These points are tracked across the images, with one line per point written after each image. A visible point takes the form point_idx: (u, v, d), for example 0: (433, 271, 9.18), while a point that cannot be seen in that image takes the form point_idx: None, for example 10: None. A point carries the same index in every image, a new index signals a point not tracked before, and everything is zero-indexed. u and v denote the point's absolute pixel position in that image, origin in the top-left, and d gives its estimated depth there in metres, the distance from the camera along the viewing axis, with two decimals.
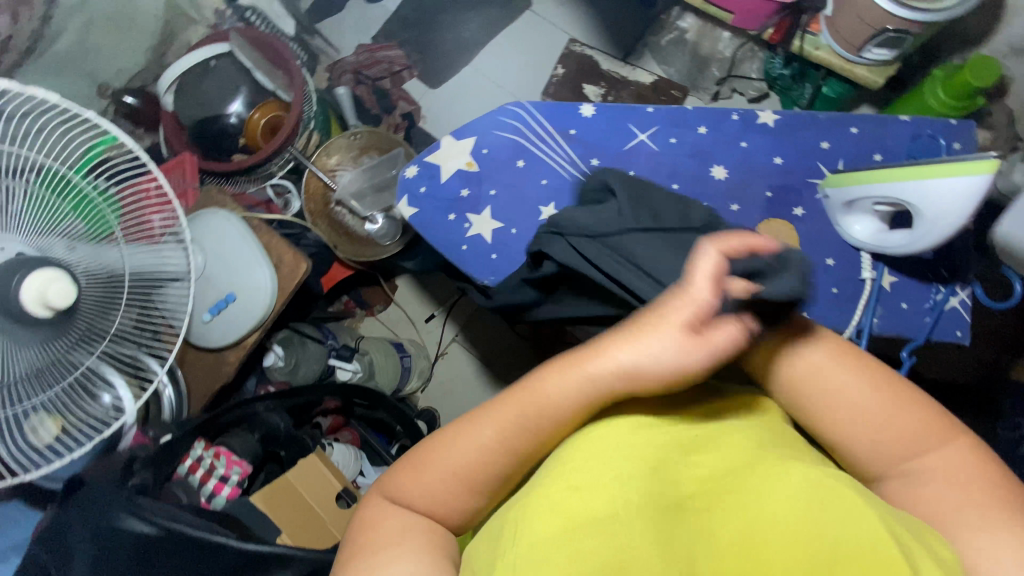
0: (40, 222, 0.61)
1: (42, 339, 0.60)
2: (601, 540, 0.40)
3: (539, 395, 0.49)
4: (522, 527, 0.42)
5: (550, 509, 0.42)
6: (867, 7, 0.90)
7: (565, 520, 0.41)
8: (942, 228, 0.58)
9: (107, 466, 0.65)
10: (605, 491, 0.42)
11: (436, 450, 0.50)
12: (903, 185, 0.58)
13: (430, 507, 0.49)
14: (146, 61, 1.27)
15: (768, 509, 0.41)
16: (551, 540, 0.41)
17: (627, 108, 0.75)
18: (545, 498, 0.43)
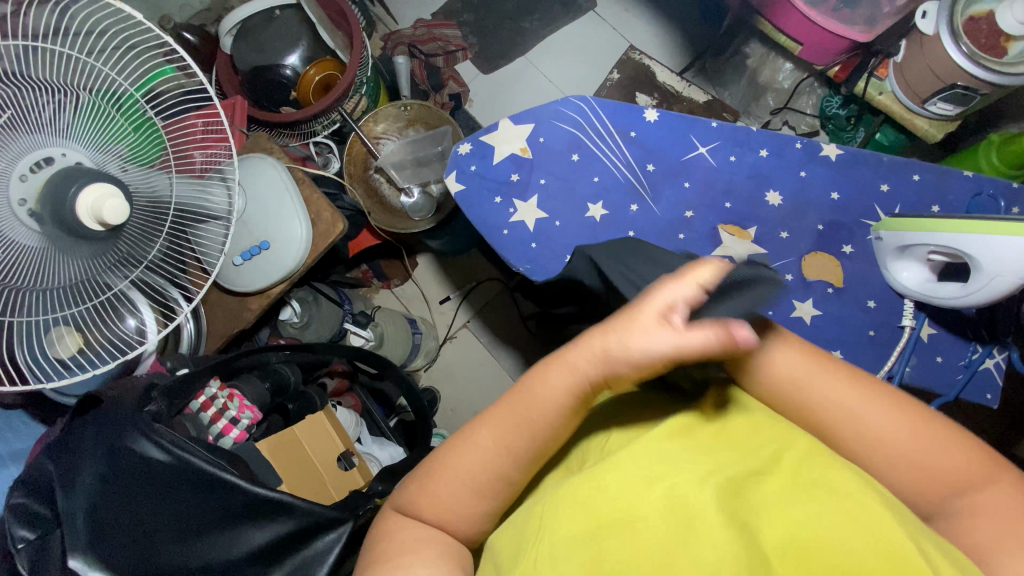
0: (99, 136, 0.61)
1: (86, 252, 0.61)
2: (623, 541, 0.39)
3: (535, 399, 0.48)
4: (546, 520, 0.42)
5: (574, 509, 0.42)
6: (940, 59, 0.90)
7: (595, 521, 0.41)
8: (997, 286, 0.58)
9: (126, 388, 0.65)
10: (639, 489, 0.41)
11: (454, 451, 0.50)
12: (963, 239, 0.58)
13: (446, 518, 0.49)
14: (211, 1, 1.27)
15: (801, 516, 0.40)
16: (580, 539, 0.41)
17: (690, 120, 0.76)
18: (571, 499, 0.43)
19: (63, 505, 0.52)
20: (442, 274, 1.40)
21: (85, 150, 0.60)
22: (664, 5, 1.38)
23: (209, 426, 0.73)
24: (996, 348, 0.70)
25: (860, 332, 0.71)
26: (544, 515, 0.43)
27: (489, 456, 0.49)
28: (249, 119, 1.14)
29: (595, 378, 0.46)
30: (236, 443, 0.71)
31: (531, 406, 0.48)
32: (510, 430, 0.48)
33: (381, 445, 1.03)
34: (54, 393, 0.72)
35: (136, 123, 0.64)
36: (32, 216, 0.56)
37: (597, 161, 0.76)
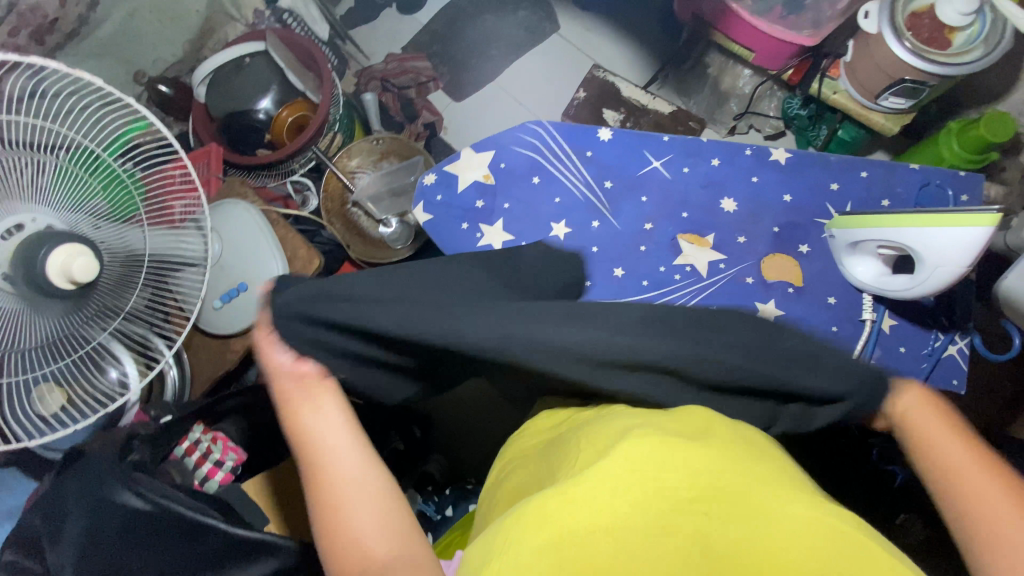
0: (69, 197, 0.63)
1: (60, 310, 0.62)
2: (587, 559, 0.37)
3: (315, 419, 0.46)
4: (512, 539, 0.40)
5: (537, 524, 0.40)
6: (884, 56, 0.93)
7: (557, 539, 0.39)
8: (939, 278, 0.60)
9: (108, 441, 0.66)
10: (596, 502, 0.40)
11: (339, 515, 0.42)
12: (912, 233, 0.60)
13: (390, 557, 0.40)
14: (184, 52, 1.31)
15: (780, 535, 0.38)
16: (540, 555, 0.38)
17: (644, 136, 0.79)
18: (538, 510, 0.41)
19: (51, 560, 0.55)
20: None
21: (56, 211, 0.62)
22: (626, 23, 1.42)
23: (194, 471, 0.74)
24: (958, 334, 0.72)
25: (825, 329, 0.73)
26: (507, 531, 0.41)
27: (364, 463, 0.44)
28: (225, 164, 1.17)
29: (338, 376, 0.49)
30: (223, 487, 0.72)
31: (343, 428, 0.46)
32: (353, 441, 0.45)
33: None
34: (39, 450, 0.73)
35: (105, 182, 0.66)
36: (5, 279, 0.58)
37: (557, 182, 0.78)
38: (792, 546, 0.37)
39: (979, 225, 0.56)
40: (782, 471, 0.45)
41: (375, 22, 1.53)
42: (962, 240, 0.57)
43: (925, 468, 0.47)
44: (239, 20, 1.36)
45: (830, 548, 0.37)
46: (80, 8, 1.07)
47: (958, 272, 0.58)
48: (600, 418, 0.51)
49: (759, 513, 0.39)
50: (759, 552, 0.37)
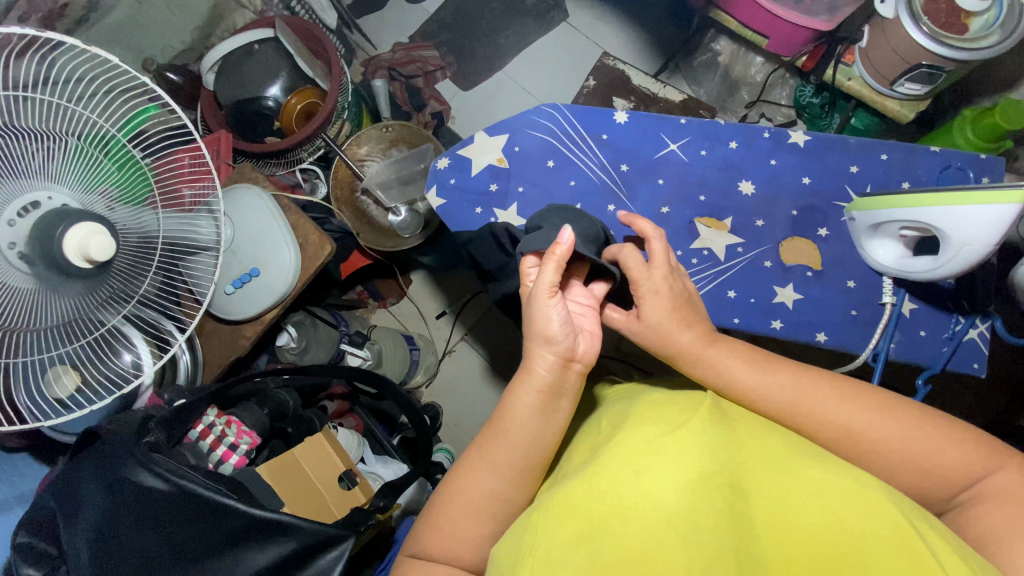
0: (85, 177, 0.63)
1: (76, 291, 0.62)
2: (619, 538, 0.40)
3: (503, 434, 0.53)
4: (543, 524, 0.43)
5: (566, 511, 0.42)
6: (901, 41, 0.92)
7: (587, 521, 0.41)
8: (966, 256, 0.59)
9: (123, 423, 0.66)
10: (628, 483, 0.42)
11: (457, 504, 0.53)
12: (934, 215, 0.60)
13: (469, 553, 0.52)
14: (192, 40, 1.30)
15: (801, 503, 0.41)
16: (571, 539, 0.41)
17: (660, 119, 0.78)
18: (567, 496, 0.43)
19: (67, 538, 0.56)
20: (437, 290, 1.41)
21: (71, 191, 0.62)
22: (636, 11, 1.41)
23: (210, 454, 0.73)
24: (979, 318, 0.72)
25: (843, 313, 0.73)
26: (537, 519, 0.43)
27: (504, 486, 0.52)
28: (235, 152, 1.16)
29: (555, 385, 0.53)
30: (237, 469, 0.72)
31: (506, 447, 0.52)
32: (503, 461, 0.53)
33: (384, 463, 1.03)
34: (54, 433, 0.73)
35: (120, 162, 0.65)
36: (21, 258, 0.58)
37: (572, 166, 0.78)
38: (810, 512, 0.40)
39: (1006, 203, 0.55)
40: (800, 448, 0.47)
41: (382, 11, 1.52)
42: (986, 220, 0.56)
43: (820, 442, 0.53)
44: (247, 8, 1.35)
45: (845, 513, 0.40)
46: None
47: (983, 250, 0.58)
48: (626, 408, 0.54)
49: (790, 497, 0.42)
50: (781, 524, 0.40)
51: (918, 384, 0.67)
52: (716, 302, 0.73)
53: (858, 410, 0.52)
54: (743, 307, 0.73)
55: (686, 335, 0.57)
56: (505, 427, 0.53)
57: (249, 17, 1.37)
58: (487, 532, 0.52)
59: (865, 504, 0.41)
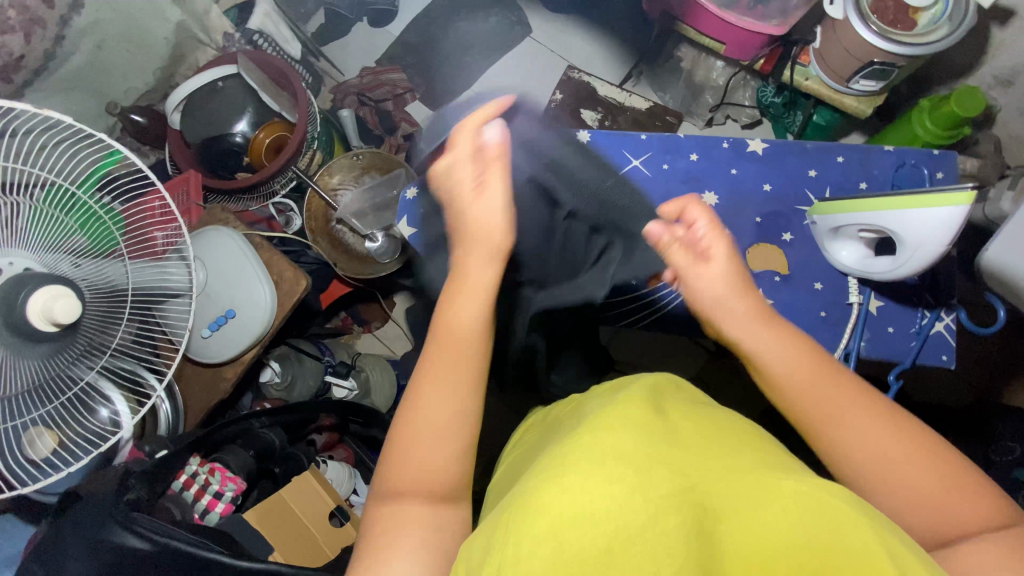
0: (47, 238, 0.63)
1: (45, 354, 0.61)
2: (582, 542, 0.32)
3: (435, 400, 0.52)
4: (504, 538, 0.35)
5: (530, 522, 0.34)
6: (852, 40, 0.94)
7: (548, 529, 0.33)
8: (920, 257, 0.61)
9: (103, 481, 0.65)
10: (591, 484, 0.35)
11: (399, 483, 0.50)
12: (886, 220, 0.62)
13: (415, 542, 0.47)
14: (155, 80, 1.30)
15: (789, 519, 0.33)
16: (530, 546, 0.33)
17: (622, 136, 0.80)
18: (530, 514, 0.35)
19: None
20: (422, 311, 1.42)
21: (34, 254, 0.62)
22: (597, 23, 1.43)
23: (194, 504, 0.73)
24: (943, 311, 0.74)
25: (814, 314, 0.74)
26: (498, 538, 0.35)
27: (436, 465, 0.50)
28: (205, 190, 1.16)
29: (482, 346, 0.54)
30: (223, 518, 0.72)
31: (441, 421, 0.51)
32: (437, 430, 0.51)
33: None
34: (33, 496, 0.72)
35: (83, 220, 0.66)
36: None
37: None
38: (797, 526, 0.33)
39: (955, 205, 0.57)
40: (774, 461, 0.41)
41: (347, 36, 1.53)
42: (933, 222, 0.59)
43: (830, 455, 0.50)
44: (209, 45, 1.35)
45: (835, 524, 0.33)
46: (47, 43, 1.06)
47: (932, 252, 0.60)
48: (596, 406, 0.48)
49: (762, 500, 0.35)
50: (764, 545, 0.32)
51: (891, 381, 0.69)
52: None
53: (886, 440, 0.48)
54: None
55: (749, 299, 0.54)
56: (433, 392, 0.52)
57: (212, 54, 1.37)
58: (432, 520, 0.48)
59: (838, 514, 0.34)
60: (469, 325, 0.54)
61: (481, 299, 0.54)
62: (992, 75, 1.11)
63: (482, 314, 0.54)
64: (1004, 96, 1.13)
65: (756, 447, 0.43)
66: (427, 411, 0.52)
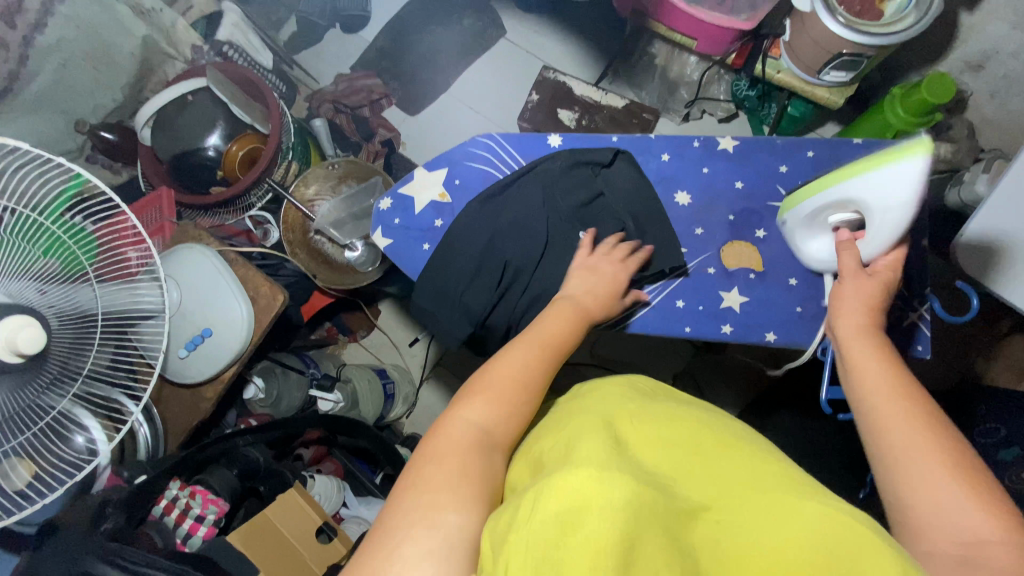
0: (12, 265, 0.62)
1: (11, 384, 0.60)
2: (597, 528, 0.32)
3: (494, 377, 0.53)
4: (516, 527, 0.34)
5: (551, 501, 0.34)
6: (820, 33, 0.94)
7: (566, 517, 0.33)
8: (894, 221, 0.62)
9: (80, 511, 0.64)
10: (610, 479, 0.35)
11: (438, 444, 0.47)
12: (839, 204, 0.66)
13: (439, 494, 0.43)
14: (124, 96, 1.27)
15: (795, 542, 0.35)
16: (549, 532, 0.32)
17: (593, 138, 0.82)
18: (547, 498, 0.34)
19: None
20: (407, 318, 1.41)
21: None
22: (571, 21, 1.43)
23: (176, 530, 0.72)
24: (919, 300, 0.75)
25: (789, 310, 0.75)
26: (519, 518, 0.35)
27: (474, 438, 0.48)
28: (179, 206, 1.15)
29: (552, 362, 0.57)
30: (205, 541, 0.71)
31: (493, 399, 0.51)
32: (488, 403, 0.51)
33: (368, 504, 1.01)
34: (12, 528, 0.71)
35: (46, 246, 0.65)
36: None
37: None
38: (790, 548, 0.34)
39: (914, 157, 0.58)
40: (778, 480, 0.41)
41: (320, 43, 1.51)
42: (887, 182, 0.60)
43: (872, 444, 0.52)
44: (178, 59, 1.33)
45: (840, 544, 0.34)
46: (9, 64, 1.04)
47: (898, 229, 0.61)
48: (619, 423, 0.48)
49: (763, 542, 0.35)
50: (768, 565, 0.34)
51: None
52: (668, 313, 0.77)
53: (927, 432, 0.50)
54: (693, 314, 0.77)
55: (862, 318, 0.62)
56: (492, 373, 0.54)
57: (182, 67, 1.35)
58: (460, 486, 0.44)
59: (852, 535, 0.35)
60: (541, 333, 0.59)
61: (539, 337, 0.58)
62: (963, 59, 1.12)
63: (553, 325, 0.60)
64: (975, 81, 1.14)
65: (763, 467, 0.43)
66: (484, 388, 0.52)
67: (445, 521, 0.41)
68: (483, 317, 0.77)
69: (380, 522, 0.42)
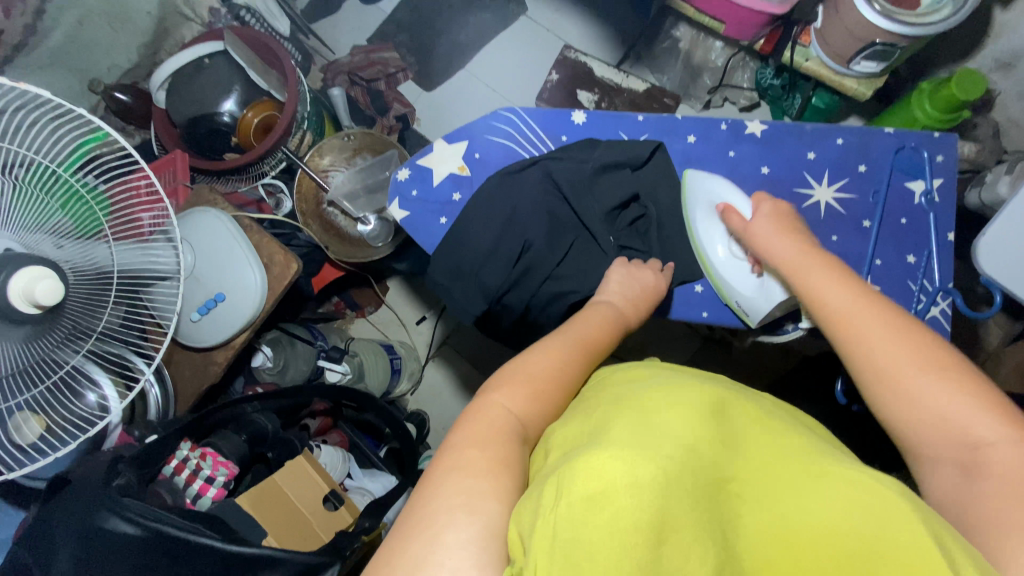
0: (29, 218, 0.61)
1: (28, 337, 0.59)
2: (633, 507, 0.30)
3: (528, 366, 0.53)
4: (558, 500, 0.32)
5: (583, 473, 0.32)
6: (854, 21, 0.92)
7: (600, 493, 0.31)
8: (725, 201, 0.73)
9: (92, 465, 0.63)
10: (642, 455, 0.33)
11: (477, 424, 0.47)
12: (701, 216, 0.75)
13: (479, 478, 0.42)
14: (139, 57, 1.25)
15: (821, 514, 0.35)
16: (586, 507, 0.31)
17: (618, 117, 0.82)
18: (577, 469, 0.33)
19: None
20: (415, 296, 1.40)
21: (15, 235, 0.60)
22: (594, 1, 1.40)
23: (186, 490, 0.73)
24: (941, 294, 0.75)
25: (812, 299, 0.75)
26: (553, 493, 0.33)
27: (510, 420, 0.47)
28: (192, 171, 1.14)
29: (591, 362, 0.57)
30: (215, 503, 0.72)
31: (529, 384, 0.51)
32: (525, 388, 0.50)
33: (372, 476, 1.02)
34: (22, 481, 0.71)
35: (63, 201, 0.64)
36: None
37: None
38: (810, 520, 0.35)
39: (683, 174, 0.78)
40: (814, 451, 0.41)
41: (338, 14, 1.49)
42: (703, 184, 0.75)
43: (859, 374, 0.51)
44: (195, 21, 1.31)
45: (865, 518, 0.34)
46: (26, 16, 1.03)
47: (737, 215, 0.70)
48: (644, 385, 0.46)
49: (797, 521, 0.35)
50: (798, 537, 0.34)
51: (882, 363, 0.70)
52: (685, 300, 0.78)
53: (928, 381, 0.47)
54: (711, 300, 0.78)
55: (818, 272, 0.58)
56: (526, 362, 0.53)
57: (198, 30, 1.33)
58: (505, 476, 0.42)
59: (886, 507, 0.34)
60: (577, 332, 0.59)
61: (579, 341, 0.57)
62: (993, 57, 1.09)
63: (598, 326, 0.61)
64: (1005, 80, 1.12)
65: (795, 439, 0.42)
66: (523, 374, 0.52)
67: (487, 508, 0.40)
68: (498, 294, 0.76)
69: (409, 510, 0.41)
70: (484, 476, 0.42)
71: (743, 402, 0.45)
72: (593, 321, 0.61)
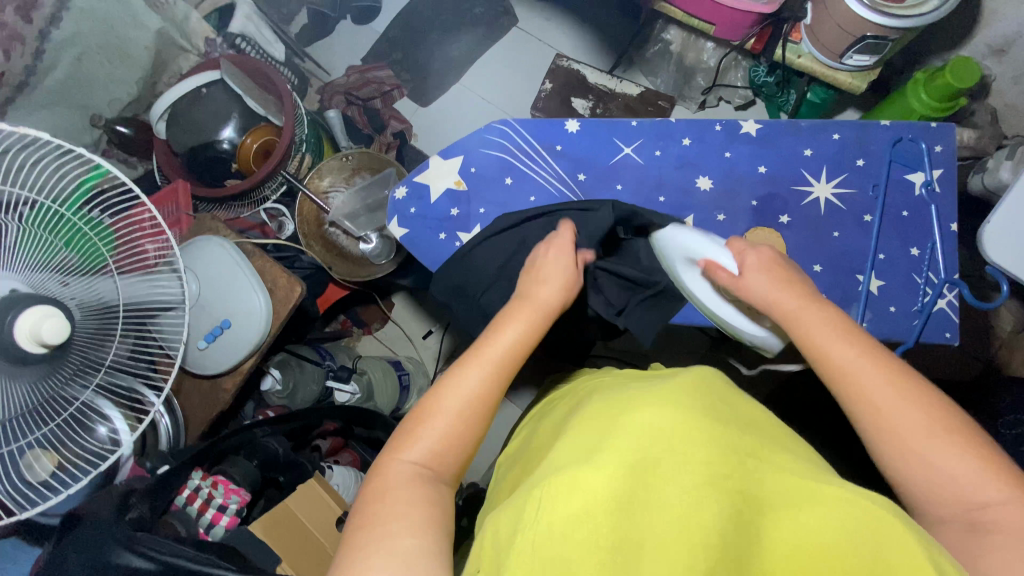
0: (34, 257, 0.62)
1: (36, 376, 0.59)
2: (606, 528, 0.33)
3: (449, 391, 0.51)
4: (535, 515, 0.35)
5: (565, 491, 0.35)
6: (844, 16, 0.92)
7: (581, 513, 0.33)
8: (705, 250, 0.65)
9: (104, 499, 0.63)
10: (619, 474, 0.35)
11: (391, 469, 0.48)
12: (684, 272, 0.67)
13: (400, 526, 0.44)
14: (139, 90, 1.28)
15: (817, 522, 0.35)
16: (567, 526, 0.33)
17: (612, 124, 0.82)
18: (556, 488, 0.35)
19: None
20: (420, 310, 1.41)
21: (21, 274, 0.61)
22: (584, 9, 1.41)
23: (199, 519, 0.73)
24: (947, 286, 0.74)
25: None
26: (534, 506, 0.36)
27: (430, 459, 0.49)
28: (194, 199, 1.15)
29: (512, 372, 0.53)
30: (228, 532, 0.72)
31: (442, 414, 0.50)
32: (444, 423, 0.50)
33: None
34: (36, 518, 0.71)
35: (68, 238, 0.65)
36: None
37: (529, 181, 0.81)
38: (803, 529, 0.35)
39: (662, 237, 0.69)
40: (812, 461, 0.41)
41: (331, 36, 1.51)
42: (684, 240, 0.66)
43: (851, 406, 0.49)
44: (192, 52, 1.33)
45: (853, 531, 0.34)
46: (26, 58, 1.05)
47: (723, 272, 0.61)
48: (637, 392, 0.47)
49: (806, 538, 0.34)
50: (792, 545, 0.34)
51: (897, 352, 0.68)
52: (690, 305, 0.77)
53: (908, 406, 0.47)
54: None
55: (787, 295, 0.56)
56: (442, 387, 0.51)
57: (195, 60, 1.35)
58: (422, 519, 0.45)
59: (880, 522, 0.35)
60: (501, 338, 0.54)
61: (487, 357, 0.52)
62: (985, 44, 1.09)
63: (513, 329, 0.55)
64: (1000, 65, 1.11)
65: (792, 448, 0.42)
66: (436, 406, 0.50)
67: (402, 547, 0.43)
68: None
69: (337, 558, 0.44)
70: (397, 524, 0.44)
71: (737, 402, 0.45)
72: (515, 317, 0.55)
